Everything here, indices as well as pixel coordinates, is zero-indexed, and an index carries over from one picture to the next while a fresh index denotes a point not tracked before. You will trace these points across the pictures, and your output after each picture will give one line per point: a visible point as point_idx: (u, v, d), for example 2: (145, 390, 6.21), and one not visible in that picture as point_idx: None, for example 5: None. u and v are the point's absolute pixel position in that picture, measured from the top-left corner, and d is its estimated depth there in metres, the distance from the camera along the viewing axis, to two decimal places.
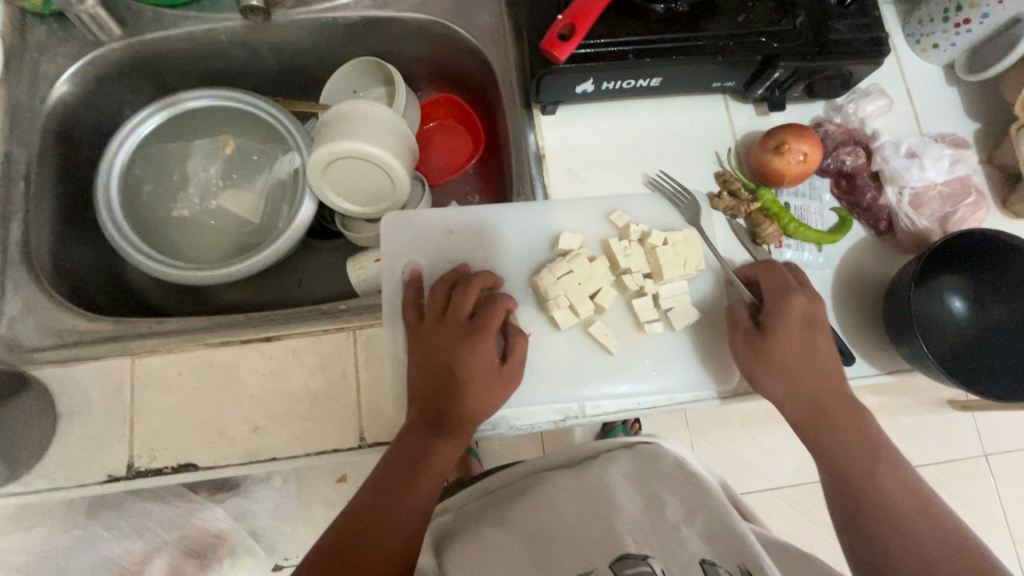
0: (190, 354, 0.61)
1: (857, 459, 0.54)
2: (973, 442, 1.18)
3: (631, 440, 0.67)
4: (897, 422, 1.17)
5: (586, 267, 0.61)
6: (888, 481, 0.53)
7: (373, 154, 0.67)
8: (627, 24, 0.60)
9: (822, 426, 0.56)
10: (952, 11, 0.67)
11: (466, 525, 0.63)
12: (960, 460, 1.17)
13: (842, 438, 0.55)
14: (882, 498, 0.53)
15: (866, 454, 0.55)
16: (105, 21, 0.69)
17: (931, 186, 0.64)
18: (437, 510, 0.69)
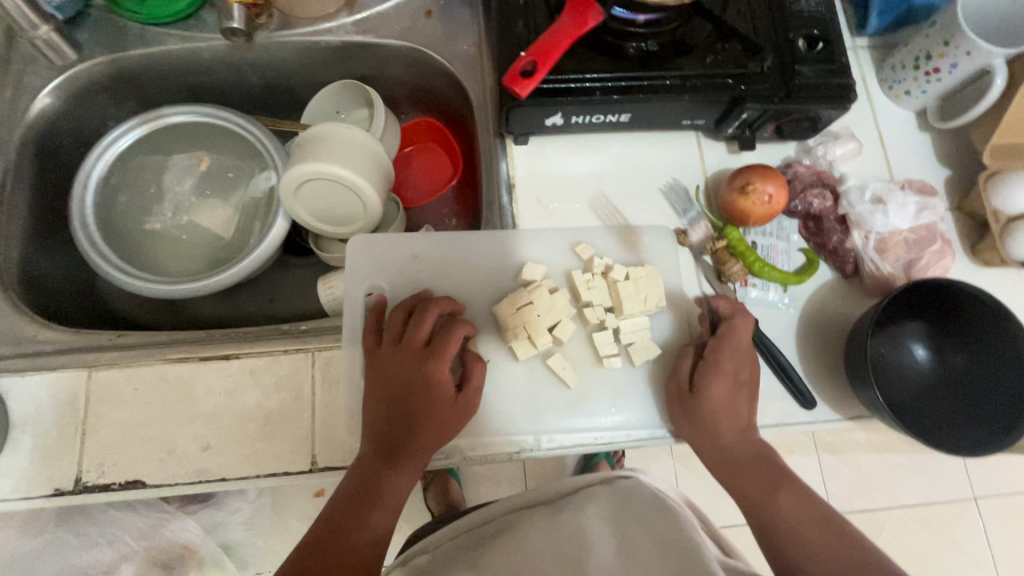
0: (146, 369, 0.61)
1: (762, 490, 0.55)
2: (961, 485, 1.15)
3: (609, 475, 0.67)
4: (882, 461, 1.14)
5: (546, 299, 0.61)
6: (805, 518, 0.53)
7: (342, 175, 0.67)
8: (595, 61, 0.61)
9: (735, 465, 0.56)
10: (922, 60, 0.67)
11: (439, 566, 0.61)
12: (947, 504, 1.15)
13: (748, 474, 0.55)
14: (792, 530, 0.52)
15: (770, 485, 0.55)
16: (62, 46, 0.71)
17: (897, 232, 0.64)
18: (414, 554, 0.68)
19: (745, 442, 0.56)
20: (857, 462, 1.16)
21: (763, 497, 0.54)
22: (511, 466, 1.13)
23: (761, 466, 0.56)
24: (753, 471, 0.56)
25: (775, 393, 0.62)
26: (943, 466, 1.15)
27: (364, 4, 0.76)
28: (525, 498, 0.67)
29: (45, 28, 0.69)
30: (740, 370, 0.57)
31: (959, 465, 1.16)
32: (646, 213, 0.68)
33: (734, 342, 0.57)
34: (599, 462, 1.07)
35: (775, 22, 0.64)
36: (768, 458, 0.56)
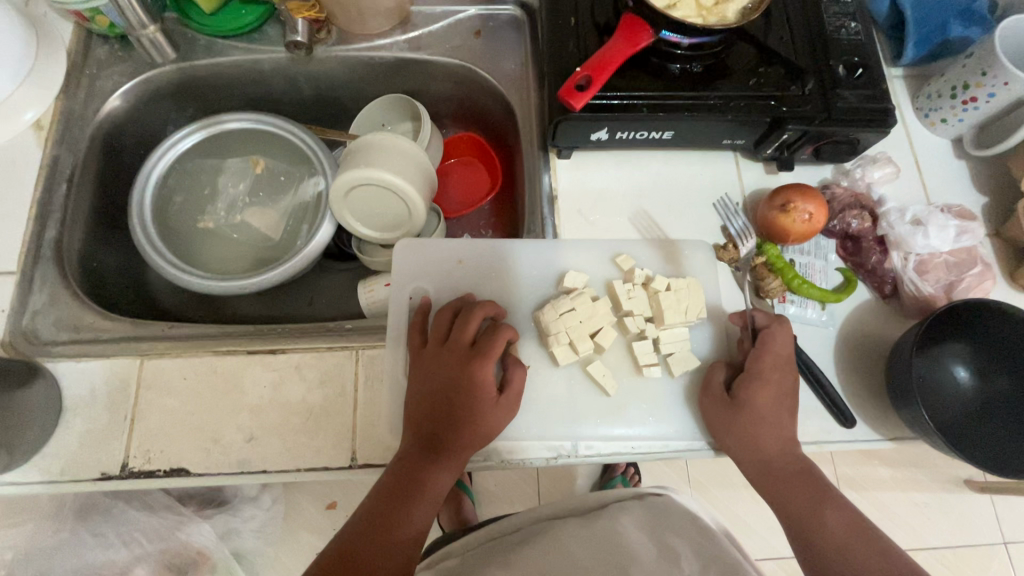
0: (197, 359, 0.63)
1: (805, 506, 0.54)
2: (991, 526, 1.12)
3: (642, 491, 0.67)
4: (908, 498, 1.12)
5: (589, 305, 0.62)
6: (847, 533, 0.52)
7: (390, 182, 0.70)
8: (643, 80, 0.63)
9: (777, 479, 0.56)
10: (958, 89, 0.69)
11: (469, 568, 0.62)
12: (977, 546, 1.11)
13: (791, 489, 0.55)
14: (834, 545, 0.52)
15: (813, 500, 0.54)
16: (163, 47, 0.76)
17: (937, 254, 0.64)
18: (442, 556, 0.68)
19: (787, 453, 0.56)
20: (883, 497, 1.13)
21: (806, 509, 0.54)
22: (529, 484, 1.12)
23: (802, 478, 0.55)
24: (794, 482, 0.55)
25: (813, 410, 0.62)
26: (972, 505, 1.12)
27: (417, 23, 0.81)
28: (559, 508, 0.67)
29: (153, 29, 0.73)
30: (784, 380, 0.57)
31: (989, 504, 1.13)
32: (653, 218, 0.70)
33: (776, 352, 0.57)
34: (618, 483, 1.06)
35: (816, 49, 0.66)
36: (811, 471, 0.56)
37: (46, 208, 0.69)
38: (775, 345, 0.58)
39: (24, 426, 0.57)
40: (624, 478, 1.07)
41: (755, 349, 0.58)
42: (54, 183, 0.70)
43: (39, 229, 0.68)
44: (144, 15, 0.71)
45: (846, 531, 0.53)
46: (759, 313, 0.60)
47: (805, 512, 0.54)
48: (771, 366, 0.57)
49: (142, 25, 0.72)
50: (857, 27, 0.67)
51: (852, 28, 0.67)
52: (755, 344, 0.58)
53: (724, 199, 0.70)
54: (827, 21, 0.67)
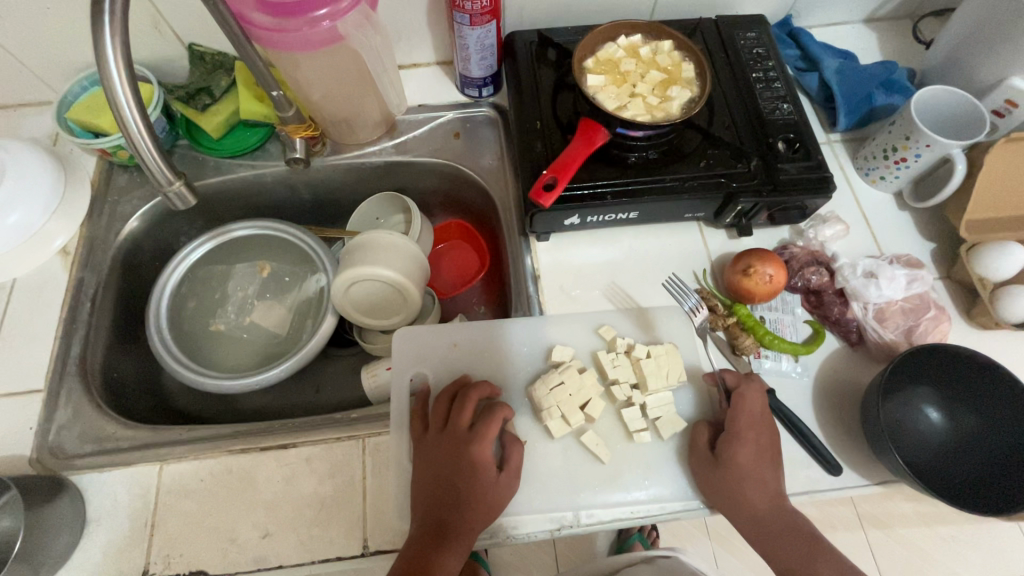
0: (214, 460, 0.67)
1: (795, 555, 0.58)
2: None
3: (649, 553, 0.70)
4: None
5: (577, 378, 0.66)
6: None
7: (385, 274, 0.76)
8: (606, 171, 0.71)
9: (768, 533, 0.59)
10: (889, 151, 0.77)
11: None
12: None
13: (783, 541, 0.58)
14: None
15: (802, 551, 0.58)
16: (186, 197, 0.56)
17: (892, 302, 0.69)
18: None
19: (776, 509, 0.59)
20: None
21: (798, 561, 0.58)
22: None
23: (792, 532, 0.59)
24: (786, 537, 0.58)
25: (800, 459, 0.66)
26: None
27: (403, 130, 0.90)
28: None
29: (179, 182, 0.53)
30: (761, 436, 0.61)
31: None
32: (625, 289, 0.76)
33: (749, 411, 0.62)
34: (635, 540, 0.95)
35: (757, 129, 0.74)
36: (801, 524, 0.59)
37: (70, 326, 0.75)
38: (747, 405, 0.63)
39: (52, 542, 0.59)
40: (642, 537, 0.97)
41: (730, 409, 0.63)
42: (79, 303, 0.77)
43: (65, 348, 0.73)
44: (167, 171, 0.51)
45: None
46: (728, 375, 0.65)
47: (797, 566, 0.58)
48: (746, 425, 0.62)
49: (166, 179, 0.52)
50: (790, 107, 0.76)
51: (786, 109, 0.76)
52: (730, 405, 0.63)
53: (672, 279, 0.71)
54: (764, 104, 0.76)
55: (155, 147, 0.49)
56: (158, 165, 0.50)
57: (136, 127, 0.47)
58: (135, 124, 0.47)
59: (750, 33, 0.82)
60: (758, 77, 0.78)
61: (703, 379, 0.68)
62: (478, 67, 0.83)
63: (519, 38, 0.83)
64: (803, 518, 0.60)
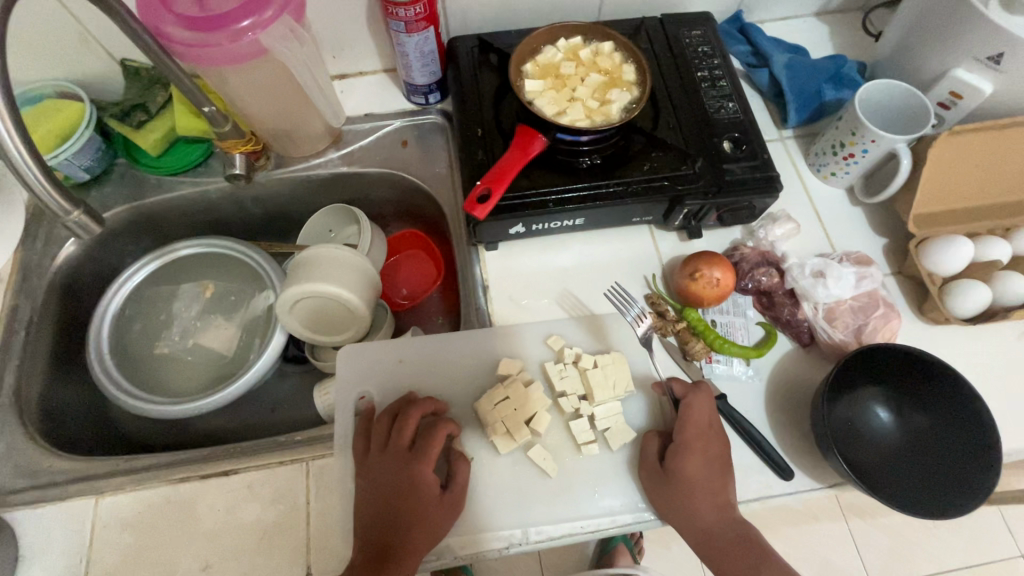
0: (152, 491, 0.65)
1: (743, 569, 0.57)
2: None
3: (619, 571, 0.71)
4: None
5: (522, 393, 0.65)
6: None
7: (329, 291, 0.74)
8: (548, 178, 0.70)
9: (715, 544, 0.58)
10: (838, 147, 0.76)
11: None
12: None
13: (730, 553, 0.58)
14: None
15: (750, 561, 0.57)
16: (93, 224, 0.53)
17: (842, 301, 0.68)
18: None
19: (723, 519, 0.59)
20: None
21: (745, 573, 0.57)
22: None
23: (738, 541, 0.58)
24: (731, 545, 0.58)
25: (752, 465, 0.65)
26: None
27: (349, 141, 0.88)
28: None
29: (78, 213, 0.51)
30: (709, 446, 0.60)
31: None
32: (575, 298, 0.75)
33: (697, 421, 0.61)
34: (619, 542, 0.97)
35: (702, 129, 0.73)
36: (748, 533, 0.58)
37: (4, 356, 0.72)
38: (694, 413, 0.61)
39: None
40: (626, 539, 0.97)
41: (679, 419, 0.62)
42: (13, 332, 0.74)
43: None
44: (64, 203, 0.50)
45: None
46: (675, 384, 0.64)
47: (743, 575, 0.57)
48: (693, 435, 0.60)
49: (61, 208, 0.49)
50: (735, 106, 0.74)
51: (730, 108, 0.74)
52: (678, 415, 0.62)
53: (612, 288, 0.71)
54: (708, 104, 0.75)
55: (43, 173, 0.46)
56: (46, 190, 0.47)
57: (16, 149, 0.45)
58: (14, 145, 0.44)
59: (695, 31, 0.81)
60: (703, 76, 0.77)
61: (652, 387, 0.67)
62: (421, 74, 0.81)
63: (461, 43, 0.81)
64: (750, 526, 0.59)
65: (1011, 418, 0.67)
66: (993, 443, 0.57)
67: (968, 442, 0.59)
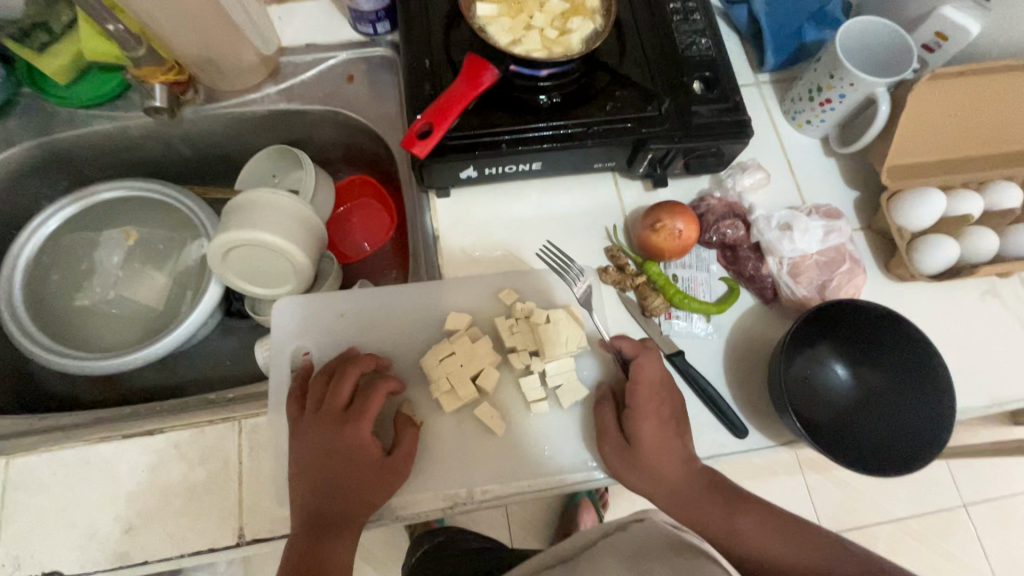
0: (67, 451, 0.60)
1: (716, 516, 0.54)
2: (951, 493, 1.15)
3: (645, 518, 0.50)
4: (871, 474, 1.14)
5: (469, 348, 0.61)
6: (770, 536, 0.51)
7: (263, 239, 0.68)
8: (501, 116, 0.63)
9: (679, 497, 0.55)
10: (814, 92, 0.71)
11: None
12: (936, 513, 1.14)
13: (700, 504, 0.55)
14: (753, 548, 0.51)
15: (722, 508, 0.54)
16: None
17: (807, 256, 0.65)
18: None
19: (686, 472, 0.56)
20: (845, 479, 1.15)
21: (720, 523, 0.53)
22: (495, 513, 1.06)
23: (710, 494, 0.55)
24: (702, 500, 0.55)
25: (707, 423, 0.63)
26: (927, 474, 1.16)
27: (288, 74, 0.79)
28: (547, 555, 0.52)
29: None
30: (662, 404, 0.58)
31: (945, 471, 1.16)
32: (532, 249, 0.70)
33: (652, 379, 0.59)
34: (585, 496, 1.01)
35: (671, 67, 0.67)
36: (715, 484, 0.56)
37: None
38: (646, 373, 0.59)
39: None
40: (591, 492, 1.02)
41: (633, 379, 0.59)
42: None
43: None
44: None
45: (763, 531, 0.51)
46: (626, 343, 0.61)
47: (717, 523, 0.53)
48: (646, 393, 0.58)
49: None
50: (708, 42, 0.68)
51: (703, 44, 0.68)
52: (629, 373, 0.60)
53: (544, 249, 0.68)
54: (679, 38, 0.68)
55: None
56: None
57: None
58: None
59: None
60: (676, 8, 0.70)
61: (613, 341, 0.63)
62: None
63: None
64: (717, 478, 0.57)
65: (967, 375, 0.66)
66: (948, 406, 0.55)
67: (922, 403, 0.57)
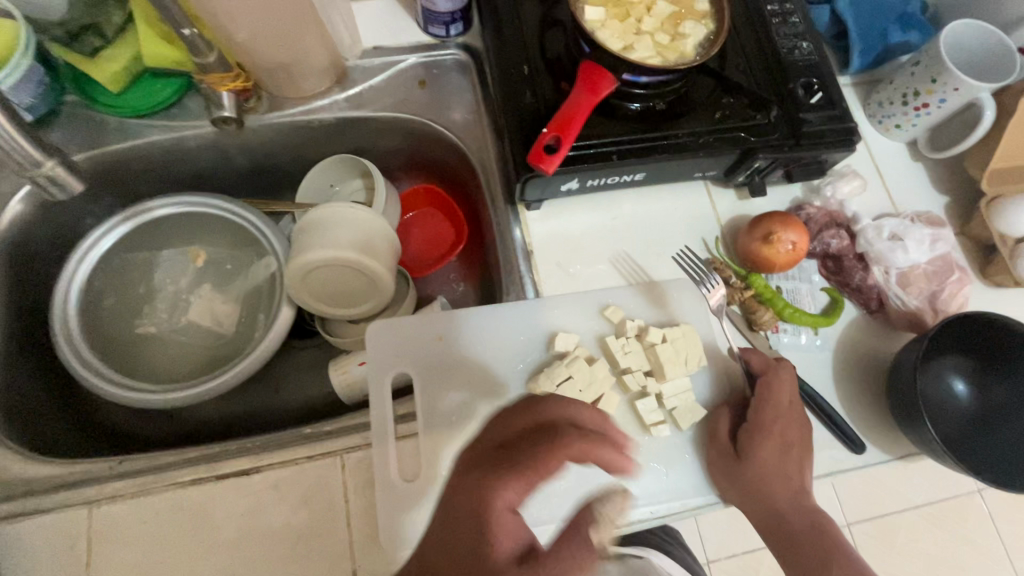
0: (156, 497, 0.55)
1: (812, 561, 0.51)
2: None
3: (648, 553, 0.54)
4: None
5: (587, 372, 0.58)
6: None
7: (351, 258, 0.64)
8: (608, 126, 0.60)
9: (786, 537, 0.53)
10: (910, 96, 0.69)
11: None
12: None
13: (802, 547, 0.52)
14: None
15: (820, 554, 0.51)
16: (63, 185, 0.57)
17: (916, 266, 0.64)
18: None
19: (797, 508, 0.53)
20: None
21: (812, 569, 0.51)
22: None
23: (812, 536, 0.52)
24: (802, 542, 0.52)
25: (823, 439, 0.61)
26: None
27: (356, 79, 0.74)
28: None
29: None
30: (787, 430, 0.55)
31: None
32: (633, 259, 0.67)
33: (776, 403, 0.56)
34: None
35: (773, 73, 0.65)
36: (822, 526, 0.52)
37: None
38: (769, 395, 0.56)
39: None
40: None
41: (756, 401, 0.57)
42: None
43: None
44: None
45: None
46: (755, 357, 0.59)
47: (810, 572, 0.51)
48: (768, 416, 0.56)
49: None
50: (810, 46, 0.66)
51: (805, 48, 0.66)
52: (756, 394, 0.57)
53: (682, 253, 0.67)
54: (779, 42, 0.66)
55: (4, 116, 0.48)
56: None
57: None
58: None
59: None
60: (773, 10, 0.68)
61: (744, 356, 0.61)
62: None
63: None
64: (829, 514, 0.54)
65: None
66: None
67: None
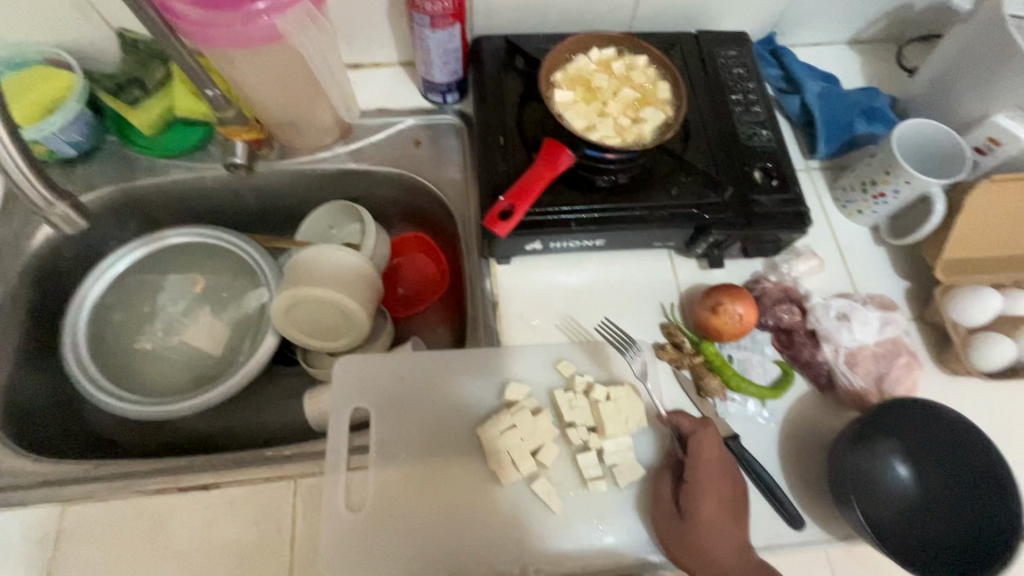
0: (123, 500, 0.60)
1: None
2: None
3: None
4: None
5: (531, 422, 0.62)
6: None
7: (329, 297, 0.70)
8: (570, 195, 0.66)
9: None
10: (868, 185, 0.73)
11: None
12: None
13: None
14: None
15: None
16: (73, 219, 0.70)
17: (865, 346, 0.66)
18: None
19: (740, 566, 0.54)
20: None
21: None
22: None
23: None
24: None
25: (764, 511, 0.62)
26: None
27: (359, 135, 0.83)
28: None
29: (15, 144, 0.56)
30: (722, 486, 0.57)
31: None
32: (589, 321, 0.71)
33: (707, 460, 0.58)
34: None
35: (732, 156, 0.70)
36: None
37: None
38: (703, 452, 0.58)
39: None
40: None
41: (689, 460, 0.59)
42: None
43: None
44: None
45: None
46: (683, 419, 0.61)
47: None
48: (703, 472, 0.58)
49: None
50: (769, 134, 0.72)
51: (764, 135, 0.72)
52: (687, 451, 0.59)
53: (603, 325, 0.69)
54: (739, 129, 0.72)
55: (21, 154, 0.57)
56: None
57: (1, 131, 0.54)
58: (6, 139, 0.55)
59: (730, 52, 0.78)
60: (737, 99, 0.74)
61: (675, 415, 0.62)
62: (442, 72, 0.77)
63: (487, 43, 0.77)
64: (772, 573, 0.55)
65: None
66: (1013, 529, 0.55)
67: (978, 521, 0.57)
